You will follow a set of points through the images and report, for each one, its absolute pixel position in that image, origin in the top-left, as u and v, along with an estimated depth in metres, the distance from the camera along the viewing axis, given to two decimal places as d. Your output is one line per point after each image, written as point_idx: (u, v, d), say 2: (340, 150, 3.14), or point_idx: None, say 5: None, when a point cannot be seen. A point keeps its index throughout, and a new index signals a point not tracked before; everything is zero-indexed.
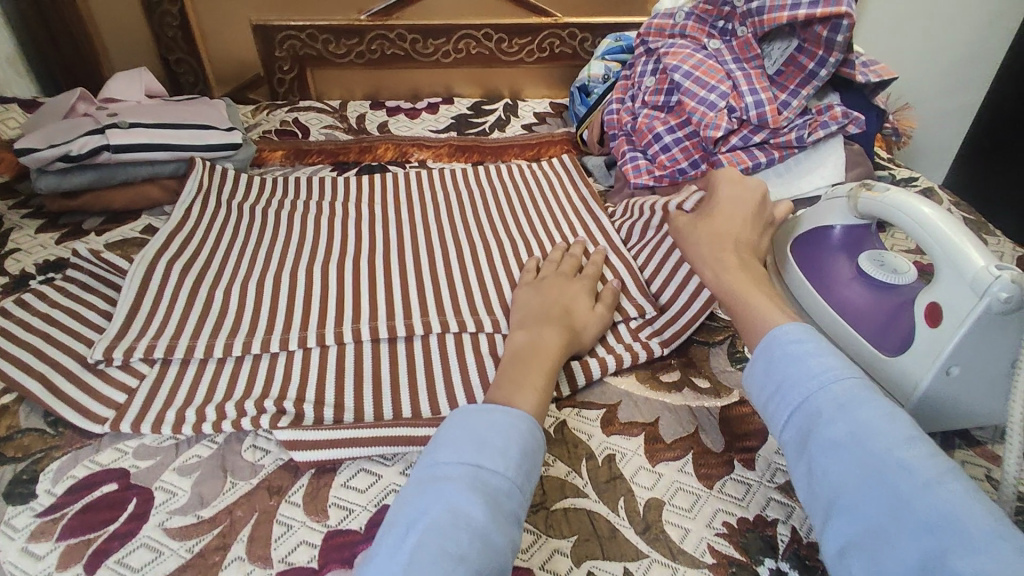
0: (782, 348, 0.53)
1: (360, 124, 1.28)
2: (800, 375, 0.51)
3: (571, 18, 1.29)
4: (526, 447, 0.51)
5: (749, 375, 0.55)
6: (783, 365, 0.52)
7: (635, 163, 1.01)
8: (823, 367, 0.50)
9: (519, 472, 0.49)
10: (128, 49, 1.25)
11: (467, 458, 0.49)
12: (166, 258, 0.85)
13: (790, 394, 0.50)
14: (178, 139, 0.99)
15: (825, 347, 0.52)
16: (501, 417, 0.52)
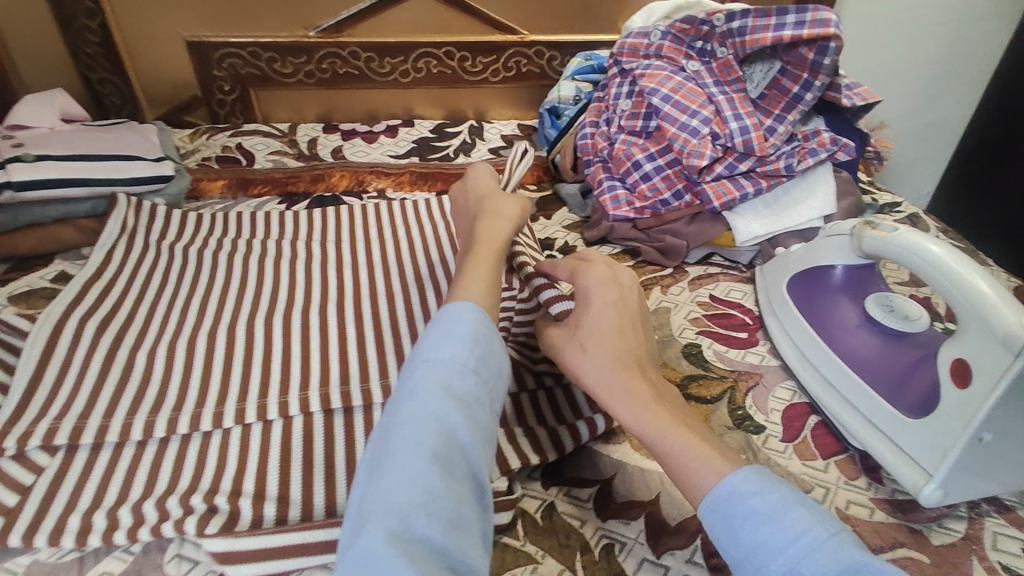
0: (745, 509, 0.44)
1: (311, 149, 1.17)
2: (783, 543, 0.42)
3: (538, 36, 1.22)
4: (479, 334, 0.50)
5: (714, 535, 0.45)
6: (750, 528, 0.43)
7: (614, 194, 0.94)
8: (802, 529, 0.42)
9: (472, 359, 0.48)
10: (41, 70, 1.10)
11: (427, 357, 0.48)
12: (78, 314, 0.72)
13: (774, 567, 0.41)
14: (94, 173, 0.85)
15: (787, 496, 0.44)
16: (463, 316, 0.51)
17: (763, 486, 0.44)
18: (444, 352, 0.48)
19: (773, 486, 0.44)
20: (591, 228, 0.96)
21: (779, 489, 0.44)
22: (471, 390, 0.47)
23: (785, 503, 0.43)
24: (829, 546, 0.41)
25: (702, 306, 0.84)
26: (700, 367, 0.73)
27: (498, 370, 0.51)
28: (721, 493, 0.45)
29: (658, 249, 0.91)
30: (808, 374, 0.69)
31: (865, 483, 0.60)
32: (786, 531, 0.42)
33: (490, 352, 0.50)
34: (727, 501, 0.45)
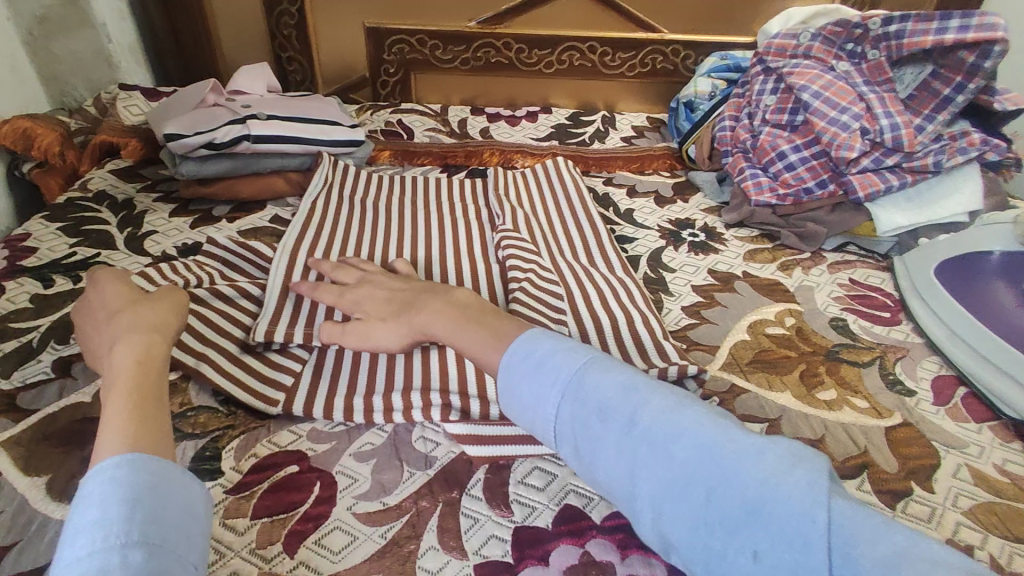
0: (524, 359, 0.54)
1: (462, 129, 1.29)
2: (556, 379, 0.52)
3: (677, 35, 1.30)
4: (159, 485, 0.45)
5: (504, 402, 0.55)
6: (531, 379, 0.53)
7: (757, 181, 1.01)
8: (563, 369, 0.52)
9: (133, 530, 0.41)
10: (244, 47, 1.28)
11: (76, 550, 0.40)
12: (305, 248, 0.85)
13: (552, 399, 0.51)
14: (309, 134, 1.00)
15: (549, 348, 0.54)
16: (109, 483, 0.43)
17: (528, 343, 0.55)
18: (81, 544, 0.40)
19: (539, 341, 0.55)
20: (731, 212, 1.03)
21: (542, 346, 0.55)
22: (135, 570, 0.39)
23: (549, 350, 0.54)
24: (585, 373, 0.52)
25: (843, 287, 0.90)
26: (849, 337, 0.80)
27: (179, 532, 0.43)
28: (507, 354, 0.55)
29: (799, 234, 0.97)
30: (958, 350, 0.75)
31: (1019, 447, 0.65)
32: (557, 371, 0.52)
33: (165, 509, 0.44)
34: (514, 358, 0.55)
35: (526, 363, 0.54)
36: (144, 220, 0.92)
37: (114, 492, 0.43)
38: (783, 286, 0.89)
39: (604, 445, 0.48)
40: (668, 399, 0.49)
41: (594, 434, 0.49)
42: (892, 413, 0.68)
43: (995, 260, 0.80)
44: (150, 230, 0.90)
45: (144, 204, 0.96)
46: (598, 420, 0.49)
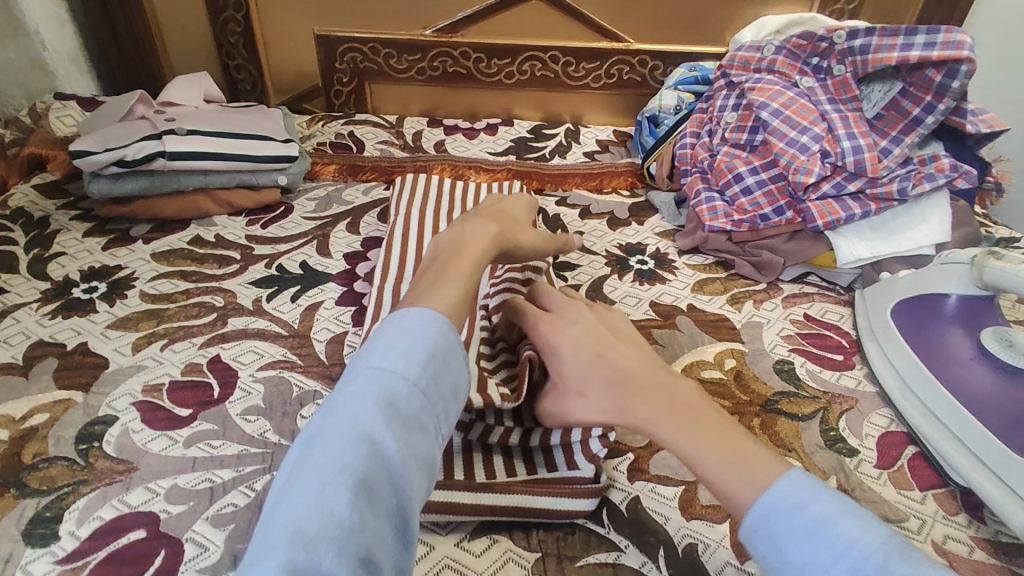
0: (781, 508, 0.43)
1: (416, 142, 1.23)
2: (835, 550, 0.41)
3: (644, 45, 1.23)
4: (453, 356, 0.49)
5: (758, 553, 0.44)
6: (797, 537, 0.42)
7: (711, 205, 0.94)
8: (851, 535, 0.41)
9: (421, 374, 0.46)
10: (190, 56, 1.23)
11: (371, 359, 0.46)
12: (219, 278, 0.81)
13: (820, 571, 0.41)
14: (230, 147, 0.94)
15: (829, 505, 0.42)
16: (412, 322, 0.48)
17: (800, 489, 0.44)
18: (383, 362, 0.46)
19: (802, 489, 0.44)
20: (685, 236, 0.96)
21: (819, 499, 0.43)
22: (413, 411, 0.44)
23: (827, 510, 0.42)
24: (890, 555, 0.40)
25: (796, 324, 0.82)
26: (792, 385, 0.72)
27: (449, 390, 0.48)
28: (758, 506, 0.44)
29: (753, 264, 0.90)
30: (909, 405, 0.67)
31: (965, 520, 0.58)
32: (829, 537, 0.41)
33: (450, 370, 0.48)
34: (768, 511, 0.44)
35: (763, 509, 0.44)
36: (54, 240, 0.88)
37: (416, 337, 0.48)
38: (729, 322, 0.82)
39: None
40: None
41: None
42: (827, 477, 0.61)
43: (952, 304, 0.71)
44: (58, 251, 0.86)
45: (59, 223, 0.92)
46: None
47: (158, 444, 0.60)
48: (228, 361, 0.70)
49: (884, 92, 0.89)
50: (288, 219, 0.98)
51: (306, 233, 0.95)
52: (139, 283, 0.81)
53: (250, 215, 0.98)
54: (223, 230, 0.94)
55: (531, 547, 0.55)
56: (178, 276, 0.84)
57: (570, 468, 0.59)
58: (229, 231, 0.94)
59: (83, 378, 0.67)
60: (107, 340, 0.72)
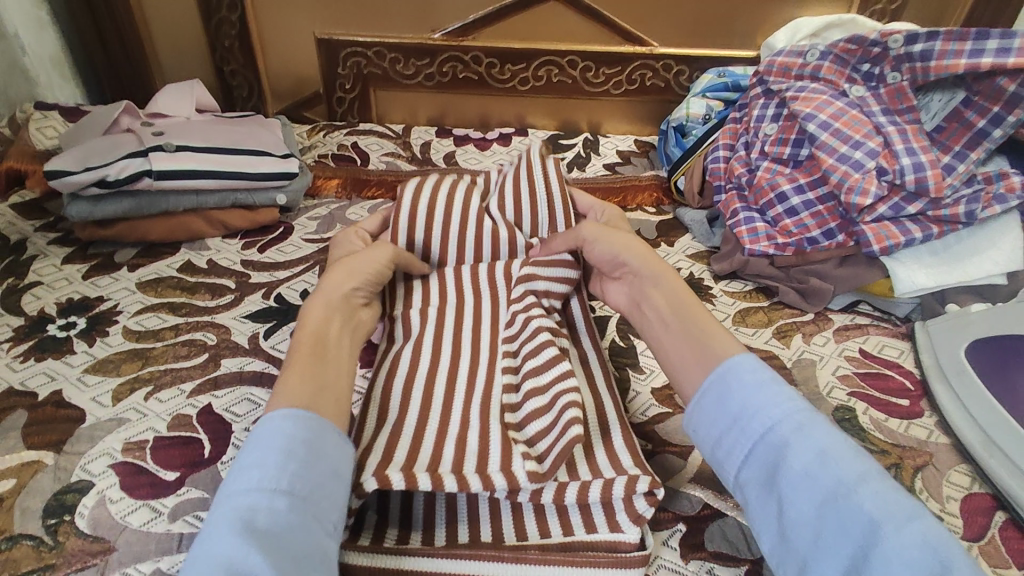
0: (735, 379, 0.50)
1: (424, 153, 1.15)
2: (765, 413, 0.47)
3: (668, 49, 1.15)
4: (322, 442, 0.46)
5: (691, 409, 0.52)
6: (737, 399, 0.49)
7: (752, 226, 0.85)
8: (778, 399, 0.48)
9: (286, 479, 0.42)
10: (182, 60, 1.15)
11: (234, 488, 0.42)
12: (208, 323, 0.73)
13: (750, 431, 0.47)
14: (224, 163, 0.87)
15: (768, 375, 0.50)
16: (275, 426, 0.45)
17: (751, 365, 0.50)
18: (255, 460, 0.43)
19: (751, 362, 0.51)
20: (721, 260, 0.88)
21: (762, 370, 0.50)
22: (283, 519, 0.41)
23: (764, 377, 0.49)
24: (805, 418, 0.47)
25: (852, 362, 0.74)
26: (857, 436, 0.64)
27: (331, 473, 0.45)
28: (714, 376, 0.51)
29: (799, 291, 0.81)
30: (994, 460, 0.60)
31: None
32: (766, 402, 0.48)
33: (318, 462, 0.44)
34: (719, 377, 0.51)
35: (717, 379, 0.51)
36: (30, 268, 0.80)
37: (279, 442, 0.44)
38: (777, 360, 0.74)
39: (798, 490, 0.44)
40: (882, 476, 0.43)
41: (769, 469, 0.46)
42: None
43: None
44: (34, 280, 0.78)
45: (36, 247, 0.83)
46: (797, 473, 0.44)
47: (140, 517, 0.52)
48: (220, 412, 0.62)
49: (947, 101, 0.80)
50: (288, 241, 0.90)
51: (308, 258, 0.87)
52: (122, 318, 0.73)
53: (246, 236, 0.90)
54: (217, 254, 0.86)
55: None
56: (166, 308, 0.75)
57: (612, 530, 0.51)
58: (222, 256, 0.85)
59: (55, 435, 0.59)
60: (85, 387, 0.64)
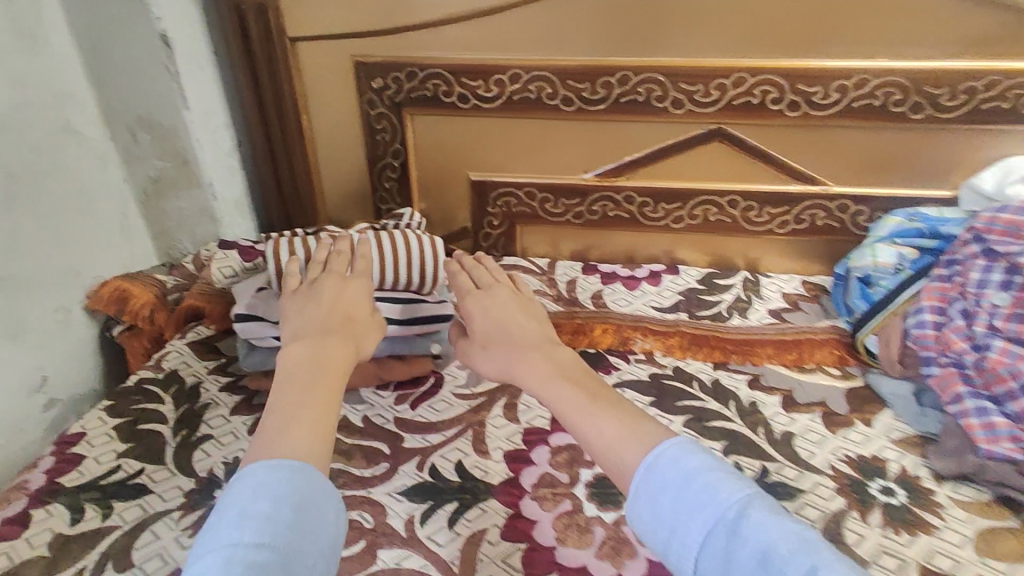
0: (674, 467, 0.57)
1: (571, 292, 1.11)
2: (707, 505, 0.53)
3: (845, 188, 1.04)
4: (312, 496, 0.56)
5: (636, 511, 0.57)
6: (676, 489, 0.55)
7: (985, 418, 0.72)
8: (728, 492, 0.54)
9: (281, 537, 0.51)
10: (345, 199, 1.21)
11: (226, 537, 0.50)
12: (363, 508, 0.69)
13: (702, 520, 0.53)
14: (387, 314, 0.87)
15: (705, 470, 0.56)
16: (269, 476, 0.55)
17: (677, 451, 0.58)
18: (252, 523, 0.51)
19: (684, 452, 0.57)
20: (943, 457, 0.73)
21: (696, 456, 0.57)
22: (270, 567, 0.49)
23: (704, 466, 0.56)
24: (746, 502, 0.53)
25: None
26: None
27: (321, 549, 0.53)
28: (651, 454, 0.58)
29: None
30: None
31: None
32: (704, 490, 0.54)
33: (310, 521, 0.54)
34: (642, 470, 0.58)
35: (643, 467, 0.58)
36: (201, 418, 0.82)
37: (278, 493, 0.54)
38: None
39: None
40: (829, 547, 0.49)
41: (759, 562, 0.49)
42: None
43: None
44: (204, 433, 0.80)
45: (208, 393, 0.86)
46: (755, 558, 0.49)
47: None
48: None
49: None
50: (439, 397, 0.86)
51: (459, 419, 0.83)
52: None
53: (399, 389, 0.88)
54: (371, 411, 0.84)
55: None
56: None
57: None
58: (376, 413, 0.84)
59: None
60: None
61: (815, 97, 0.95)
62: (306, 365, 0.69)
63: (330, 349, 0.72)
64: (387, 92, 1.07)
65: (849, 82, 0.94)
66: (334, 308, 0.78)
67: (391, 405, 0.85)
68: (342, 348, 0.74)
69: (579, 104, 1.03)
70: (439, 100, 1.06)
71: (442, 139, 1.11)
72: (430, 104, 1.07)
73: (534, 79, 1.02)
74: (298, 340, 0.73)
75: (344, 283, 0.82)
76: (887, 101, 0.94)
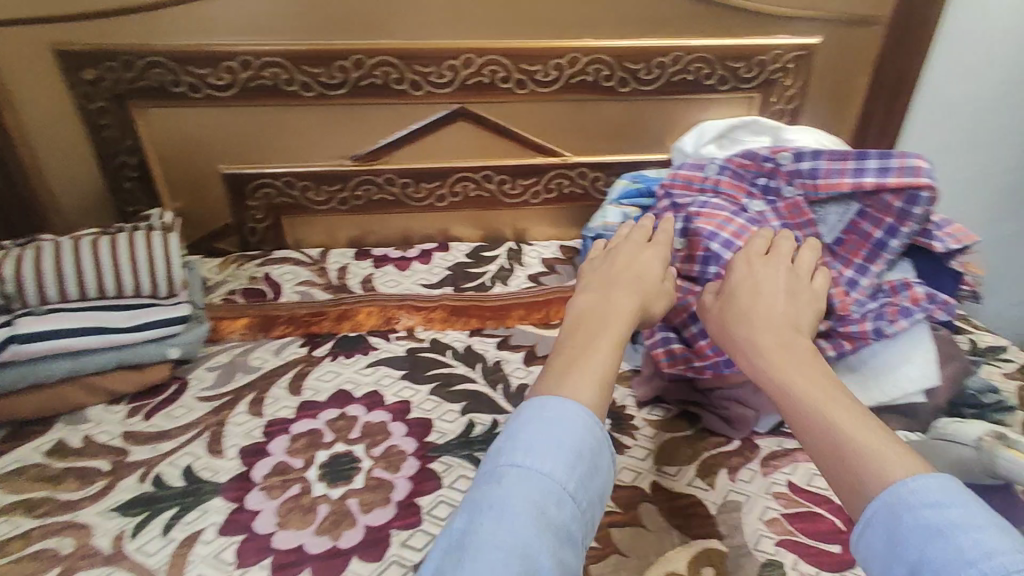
0: (919, 510, 0.49)
1: (341, 279, 1.11)
2: (955, 559, 0.45)
3: (582, 158, 1.14)
4: (599, 442, 0.58)
5: (880, 545, 0.50)
6: (916, 538, 0.48)
7: (667, 348, 0.82)
8: (967, 542, 0.45)
9: (569, 477, 0.54)
10: (84, 205, 1.09)
11: (521, 466, 0.54)
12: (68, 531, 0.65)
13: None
14: (105, 321, 0.82)
15: (969, 512, 0.47)
16: (552, 412, 0.57)
17: (932, 490, 0.49)
18: (539, 456, 0.54)
19: (932, 489, 0.49)
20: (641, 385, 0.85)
21: (959, 503, 0.48)
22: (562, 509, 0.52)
23: (957, 509, 0.48)
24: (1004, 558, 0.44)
25: (779, 501, 0.70)
26: None
27: (599, 485, 0.56)
28: (913, 483, 0.50)
29: (722, 418, 0.78)
30: None
31: None
32: (954, 545, 0.46)
33: (596, 458, 0.57)
34: (884, 508, 0.50)
35: (880, 505, 0.51)
36: None
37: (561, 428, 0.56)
38: (701, 508, 0.69)
39: None
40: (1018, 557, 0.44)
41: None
42: None
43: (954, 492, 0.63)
44: None
45: None
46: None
47: None
48: None
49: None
50: (179, 403, 0.83)
51: (196, 423, 0.80)
52: None
53: (134, 401, 0.83)
54: (96, 429, 0.79)
55: None
56: (24, 509, 0.68)
57: None
58: (102, 429, 0.79)
59: None
60: None
61: (538, 75, 1.04)
62: (581, 318, 0.71)
63: (632, 296, 0.73)
64: (104, 83, 0.98)
65: (564, 60, 1.03)
66: (625, 269, 0.78)
67: (121, 418, 0.80)
68: (616, 309, 0.71)
69: (320, 90, 1.02)
70: (167, 91, 1.00)
71: (181, 131, 1.04)
72: (157, 95, 1.00)
73: (267, 65, 0.99)
74: (580, 295, 0.76)
75: (652, 243, 0.81)
76: (597, 77, 1.06)
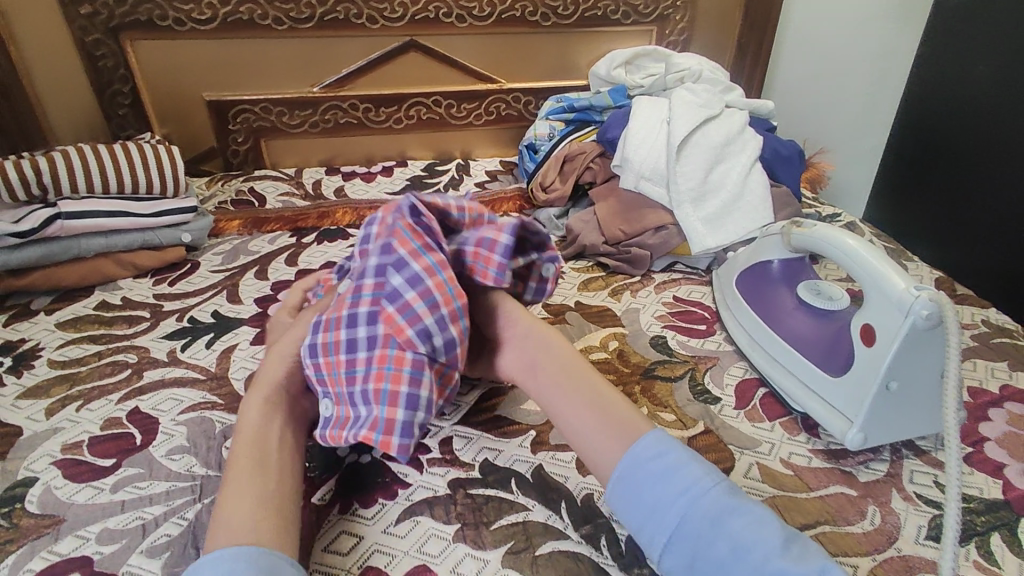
0: (642, 467, 0.53)
1: (316, 190, 1.29)
2: (678, 492, 0.51)
3: (515, 84, 1.37)
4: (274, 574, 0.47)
5: (627, 507, 0.53)
6: (651, 486, 0.52)
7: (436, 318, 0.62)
8: (688, 479, 0.51)
9: None
10: (79, 132, 1.23)
11: None
12: (126, 351, 0.85)
13: (663, 523, 0.50)
14: (132, 208, 1.01)
15: (678, 455, 0.53)
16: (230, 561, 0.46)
17: (657, 443, 0.54)
18: None
19: (658, 445, 0.54)
20: (568, 246, 1.08)
21: (671, 450, 0.54)
22: None
23: (673, 458, 0.53)
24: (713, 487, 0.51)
25: (667, 305, 0.95)
26: (665, 353, 0.84)
27: None
28: (638, 451, 0.54)
29: (626, 260, 1.03)
30: (758, 356, 0.81)
31: (804, 438, 0.71)
32: (680, 485, 0.51)
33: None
34: (629, 466, 0.54)
35: (630, 462, 0.54)
36: None
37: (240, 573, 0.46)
38: (610, 311, 0.93)
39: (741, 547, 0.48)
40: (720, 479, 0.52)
41: (687, 555, 0.49)
42: (696, 422, 0.72)
43: (775, 268, 0.85)
44: None
45: None
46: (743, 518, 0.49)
47: (85, 495, 0.64)
48: (148, 410, 0.74)
49: (708, 91, 1.15)
50: (195, 274, 1.02)
51: (212, 286, 0.99)
52: (47, 352, 0.84)
53: (157, 275, 1.01)
54: (130, 292, 0.97)
55: (450, 520, 0.61)
56: (88, 340, 0.87)
57: (475, 549, 0.58)
58: (136, 293, 0.97)
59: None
60: (19, 410, 0.75)
61: (474, 10, 1.27)
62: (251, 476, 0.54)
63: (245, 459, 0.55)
64: (99, 19, 1.14)
65: None
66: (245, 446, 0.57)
67: (148, 285, 0.99)
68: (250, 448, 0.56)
69: (290, 24, 1.21)
70: (155, 25, 1.16)
71: (170, 62, 1.20)
72: (147, 29, 1.16)
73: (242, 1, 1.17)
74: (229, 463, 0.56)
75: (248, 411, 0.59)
76: (524, 13, 1.29)
